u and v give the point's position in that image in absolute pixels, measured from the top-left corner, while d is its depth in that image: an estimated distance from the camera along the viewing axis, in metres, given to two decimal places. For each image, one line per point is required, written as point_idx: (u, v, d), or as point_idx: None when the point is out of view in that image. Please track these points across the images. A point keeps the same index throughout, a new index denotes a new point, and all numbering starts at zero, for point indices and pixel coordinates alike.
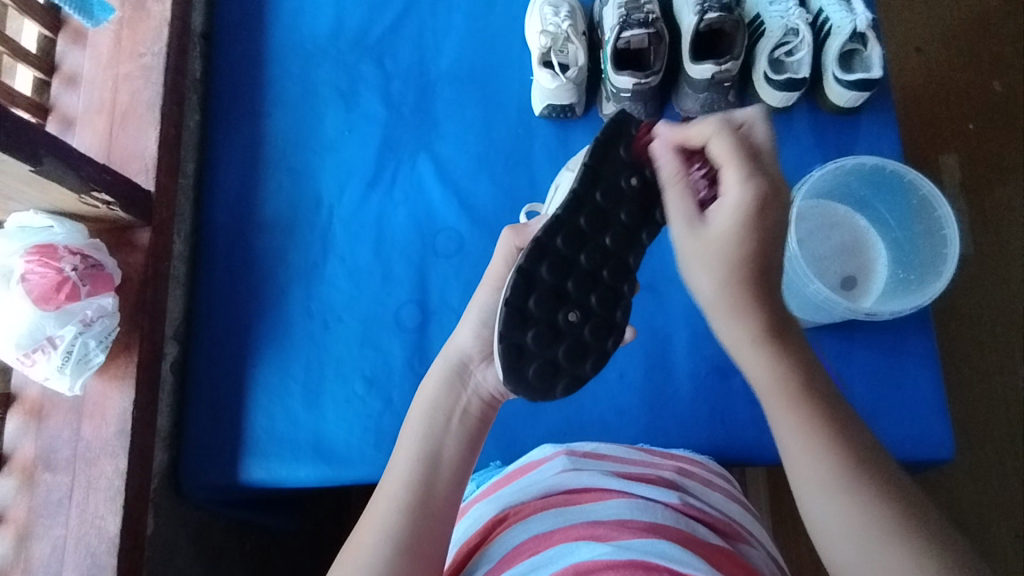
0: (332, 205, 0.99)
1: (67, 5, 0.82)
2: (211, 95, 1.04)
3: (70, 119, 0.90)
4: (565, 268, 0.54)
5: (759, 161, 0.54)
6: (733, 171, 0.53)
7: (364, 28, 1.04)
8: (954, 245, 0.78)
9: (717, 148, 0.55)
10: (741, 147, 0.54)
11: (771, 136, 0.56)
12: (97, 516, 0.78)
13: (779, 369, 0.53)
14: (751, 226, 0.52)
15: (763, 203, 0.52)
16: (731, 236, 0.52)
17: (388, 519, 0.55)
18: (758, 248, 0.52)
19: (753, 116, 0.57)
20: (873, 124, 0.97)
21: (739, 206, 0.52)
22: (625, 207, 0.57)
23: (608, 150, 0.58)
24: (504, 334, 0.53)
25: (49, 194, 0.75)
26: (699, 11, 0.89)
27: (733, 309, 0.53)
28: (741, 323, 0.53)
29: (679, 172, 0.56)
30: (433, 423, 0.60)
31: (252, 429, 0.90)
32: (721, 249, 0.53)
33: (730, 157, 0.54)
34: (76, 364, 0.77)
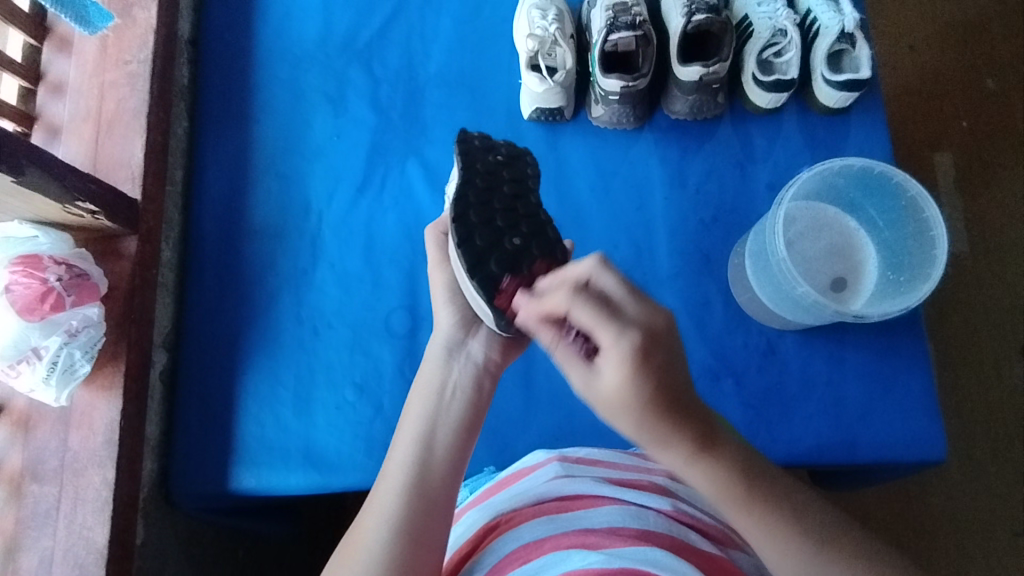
0: (320, 212, 0.98)
1: (64, 13, 0.84)
2: (199, 101, 1.03)
3: (56, 127, 0.90)
4: (487, 212, 0.58)
5: (620, 315, 0.48)
6: (604, 332, 0.47)
7: (352, 32, 1.04)
8: (945, 247, 0.78)
9: (578, 315, 0.48)
10: (600, 309, 0.48)
11: (622, 283, 0.49)
12: (85, 527, 0.77)
13: (715, 477, 0.51)
14: (640, 381, 0.47)
15: (646, 352, 0.47)
16: (624, 393, 0.47)
17: (387, 507, 0.55)
18: (659, 390, 0.47)
19: (593, 270, 0.50)
20: (863, 125, 0.97)
21: (621, 363, 0.47)
22: (505, 174, 0.61)
23: (468, 147, 0.62)
24: (472, 273, 0.57)
25: (33, 205, 0.75)
26: (687, 12, 0.88)
27: (655, 442, 0.50)
28: (666, 453, 0.51)
29: (556, 338, 0.51)
30: (427, 406, 0.59)
31: (242, 437, 0.90)
32: (622, 405, 0.48)
33: (595, 318, 0.48)
34: (61, 375, 0.76)
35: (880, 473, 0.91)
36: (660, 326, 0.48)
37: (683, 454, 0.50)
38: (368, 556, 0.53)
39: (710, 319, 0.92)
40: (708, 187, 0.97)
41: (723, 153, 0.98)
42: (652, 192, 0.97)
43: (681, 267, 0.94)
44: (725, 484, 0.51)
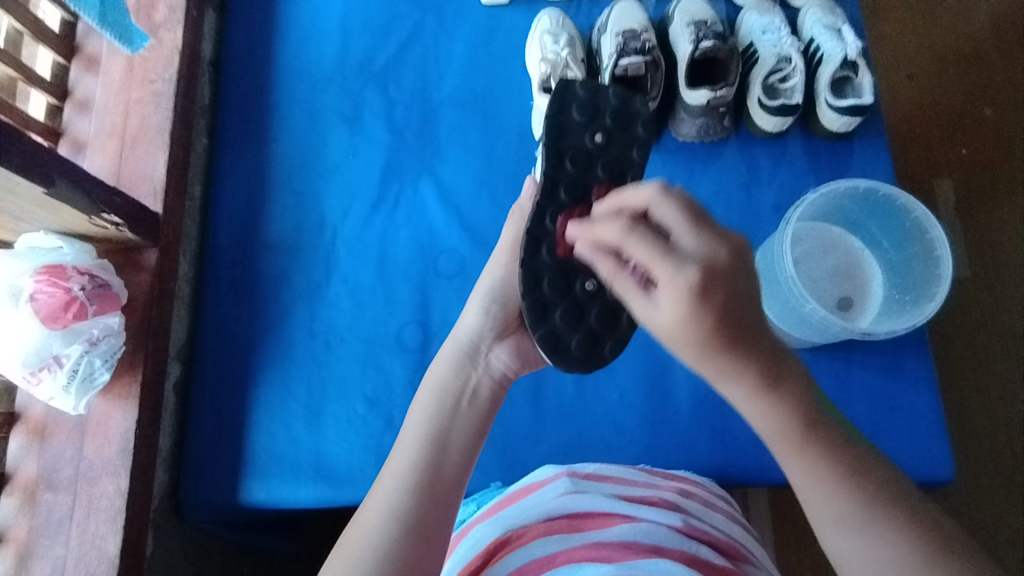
0: (335, 228, 1.00)
1: (110, 32, 0.83)
2: (218, 120, 1.06)
3: (81, 143, 0.92)
4: (564, 217, 0.61)
5: (677, 251, 0.46)
6: (661, 266, 0.46)
7: (369, 55, 1.07)
8: (948, 266, 0.80)
9: (635, 251, 0.48)
10: (656, 243, 0.47)
11: (680, 212, 0.48)
12: (97, 536, 0.78)
13: (780, 414, 0.49)
14: (700, 311, 0.44)
15: (708, 286, 0.44)
16: (685, 322, 0.45)
17: (394, 500, 0.53)
18: (725, 318, 0.44)
19: (653, 198, 0.50)
20: (866, 150, 0.99)
21: (677, 296, 0.45)
22: (599, 161, 0.63)
23: (562, 116, 0.64)
24: (534, 326, 0.59)
25: (60, 216, 0.77)
26: (694, 40, 0.93)
27: (721, 373, 0.47)
28: (729, 384, 0.48)
29: (616, 269, 0.52)
30: (441, 407, 0.58)
31: (253, 450, 0.90)
32: (681, 336, 0.46)
33: (650, 255, 0.47)
34: (80, 383, 0.78)
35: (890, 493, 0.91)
36: (720, 260, 0.45)
37: (751, 385, 0.47)
38: (372, 549, 0.51)
39: None
40: (715, 208, 0.99)
41: (730, 174, 1.00)
42: None
43: None
44: (784, 423, 0.49)
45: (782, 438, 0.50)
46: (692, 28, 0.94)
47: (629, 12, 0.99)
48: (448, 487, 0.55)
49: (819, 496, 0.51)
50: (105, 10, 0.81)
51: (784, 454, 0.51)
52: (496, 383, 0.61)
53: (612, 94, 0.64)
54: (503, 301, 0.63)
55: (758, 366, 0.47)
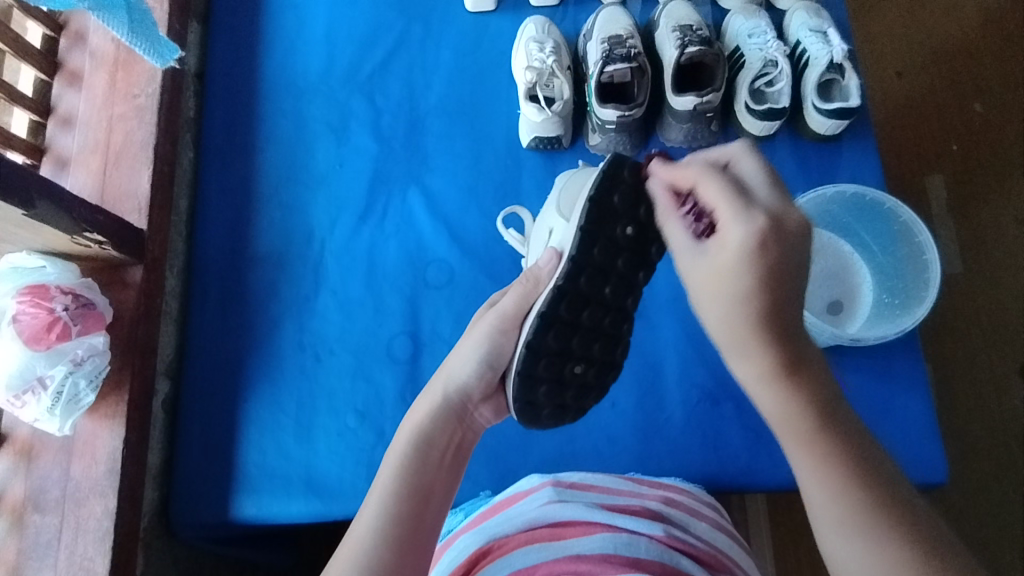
0: (323, 239, 1.00)
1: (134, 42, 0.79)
2: (203, 133, 1.05)
3: (64, 159, 0.92)
4: (579, 305, 0.59)
5: (751, 199, 0.50)
6: (727, 210, 0.50)
7: (354, 65, 1.07)
8: (936, 269, 0.81)
9: (706, 190, 0.52)
10: (732, 188, 0.51)
11: (762, 171, 0.52)
12: (86, 557, 0.77)
13: (793, 402, 0.49)
14: (757, 264, 0.48)
15: (766, 241, 0.48)
16: (735, 274, 0.49)
17: (365, 550, 0.51)
18: (774, 285, 0.48)
19: (739, 152, 0.54)
20: (854, 152, 0.99)
21: (740, 244, 0.49)
22: (623, 255, 0.61)
23: (603, 201, 0.60)
24: (518, 399, 0.60)
25: (41, 236, 0.76)
26: (680, 45, 0.92)
27: (737, 347, 0.50)
28: (747, 359, 0.50)
29: (672, 209, 0.57)
30: (425, 456, 0.58)
31: (243, 465, 0.90)
32: (721, 288, 0.50)
33: (721, 197, 0.51)
34: (65, 405, 0.77)
35: None
36: (791, 219, 0.49)
37: (770, 368, 0.49)
38: None
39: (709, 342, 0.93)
40: None
41: None
42: None
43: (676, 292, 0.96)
44: (794, 407, 0.49)
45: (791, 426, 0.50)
46: (677, 33, 0.94)
47: (613, 19, 0.99)
48: (423, 542, 0.54)
49: (820, 498, 0.49)
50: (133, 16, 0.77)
51: (791, 447, 0.50)
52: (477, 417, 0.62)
53: None
54: (497, 366, 0.62)
55: (777, 350, 0.49)
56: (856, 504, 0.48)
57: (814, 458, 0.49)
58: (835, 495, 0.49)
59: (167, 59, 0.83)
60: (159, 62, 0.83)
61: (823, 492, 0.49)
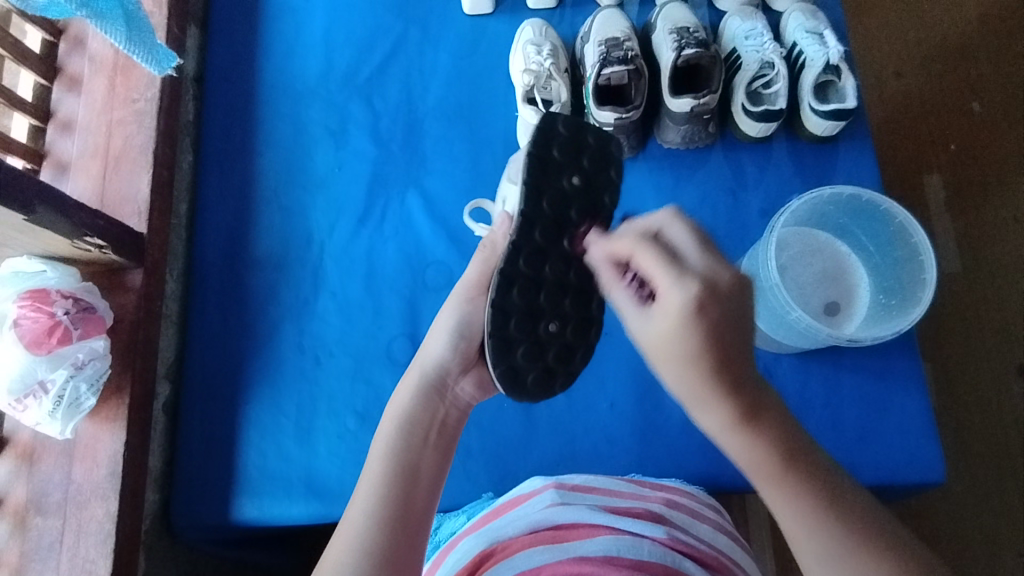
0: (322, 242, 1.00)
1: (132, 50, 0.79)
2: (203, 136, 1.06)
3: (64, 164, 0.92)
4: (540, 260, 0.61)
5: (682, 265, 0.51)
6: (664, 276, 0.51)
7: (352, 68, 1.07)
8: (933, 270, 0.81)
9: (642, 258, 0.53)
10: (665, 255, 0.51)
11: (691, 235, 0.53)
12: (87, 560, 0.78)
13: (758, 447, 0.49)
14: (693, 327, 0.48)
15: (703, 301, 0.48)
16: (676, 335, 0.49)
17: (360, 534, 0.51)
18: (712, 344, 0.48)
19: (666, 219, 0.55)
20: (851, 153, 0.99)
21: (677, 306, 0.49)
22: (576, 204, 0.63)
23: (544, 153, 0.62)
24: (497, 363, 0.61)
25: (42, 240, 0.76)
26: (676, 47, 0.93)
27: (697, 402, 0.49)
28: (708, 412, 0.49)
29: (615, 279, 0.57)
30: (412, 439, 0.58)
31: (245, 468, 0.90)
32: (668, 348, 0.50)
33: (657, 265, 0.52)
34: (66, 408, 0.77)
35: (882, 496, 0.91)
36: (722, 280, 0.50)
37: (727, 419, 0.49)
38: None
39: None
40: (701, 215, 0.99)
41: (715, 180, 1.01)
42: None
43: None
44: (763, 454, 0.49)
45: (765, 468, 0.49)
46: (674, 35, 0.94)
47: (611, 21, 0.99)
48: (416, 523, 0.54)
49: (805, 541, 0.48)
50: (130, 23, 0.77)
51: (764, 485, 0.49)
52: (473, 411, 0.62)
53: (591, 135, 0.65)
54: (469, 335, 0.64)
55: (732, 402, 0.48)
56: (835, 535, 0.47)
57: (790, 499, 0.48)
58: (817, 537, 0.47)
59: (165, 67, 0.83)
60: (157, 71, 0.83)
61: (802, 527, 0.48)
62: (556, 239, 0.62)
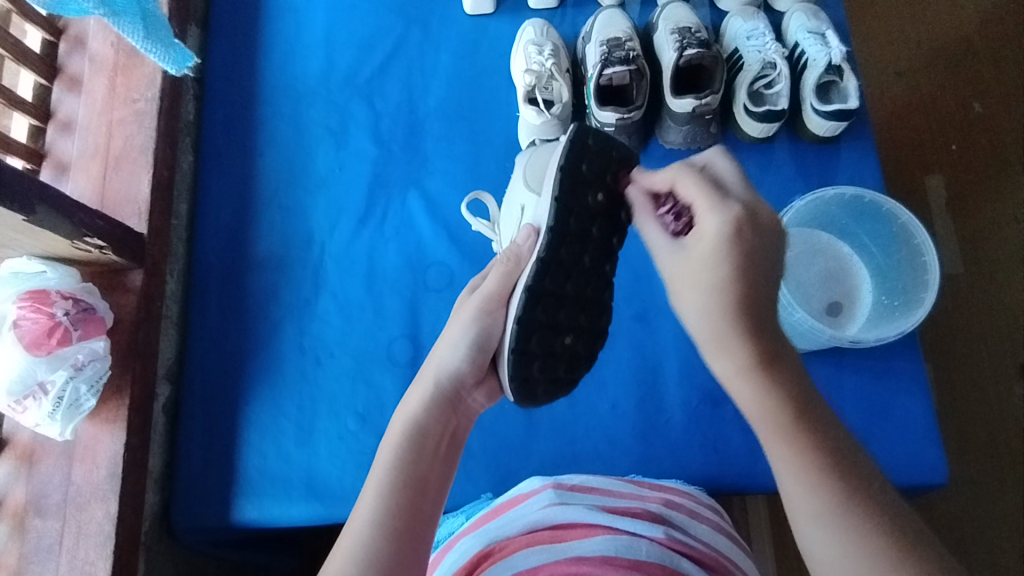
0: (322, 242, 1.00)
1: (146, 46, 0.79)
2: (203, 137, 1.06)
3: (64, 164, 0.92)
4: (562, 275, 0.61)
5: (725, 192, 0.55)
6: (705, 203, 0.55)
7: (353, 68, 1.07)
8: (936, 271, 0.80)
9: (685, 187, 0.56)
10: (708, 184, 0.55)
11: (736, 171, 0.57)
12: (87, 562, 0.77)
13: (770, 396, 0.51)
14: (734, 249, 0.52)
15: (742, 227, 0.53)
16: (714, 261, 0.53)
17: (365, 545, 0.51)
18: (750, 270, 0.52)
19: (715, 155, 0.58)
20: (853, 153, 0.99)
21: (720, 231, 0.53)
22: (596, 221, 0.63)
23: (574, 169, 0.62)
24: (514, 375, 0.60)
25: (42, 241, 0.76)
26: (678, 47, 0.93)
27: (716, 341, 0.53)
28: (725, 355, 0.52)
29: (650, 211, 0.61)
30: (418, 447, 0.57)
31: (244, 469, 0.90)
32: (700, 272, 0.54)
33: (699, 193, 0.55)
34: (66, 409, 0.77)
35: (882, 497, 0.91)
36: (764, 211, 0.54)
37: (747, 362, 0.51)
38: None
39: None
40: None
41: None
42: None
43: None
44: (773, 408, 0.51)
45: (770, 421, 0.51)
46: (676, 35, 0.94)
47: (612, 21, 0.99)
48: (422, 533, 0.53)
49: (803, 499, 0.49)
50: (148, 23, 0.78)
51: (769, 440, 0.51)
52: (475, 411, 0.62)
53: (618, 153, 0.65)
54: (487, 348, 0.62)
55: (753, 345, 0.51)
56: (836, 494, 0.48)
57: (792, 447, 0.50)
58: (814, 488, 0.49)
59: (183, 66, 0.84)
60: (174, 70, 0.83)
61: (800, 484, 0.49)
62: (579, 254, 0.62)
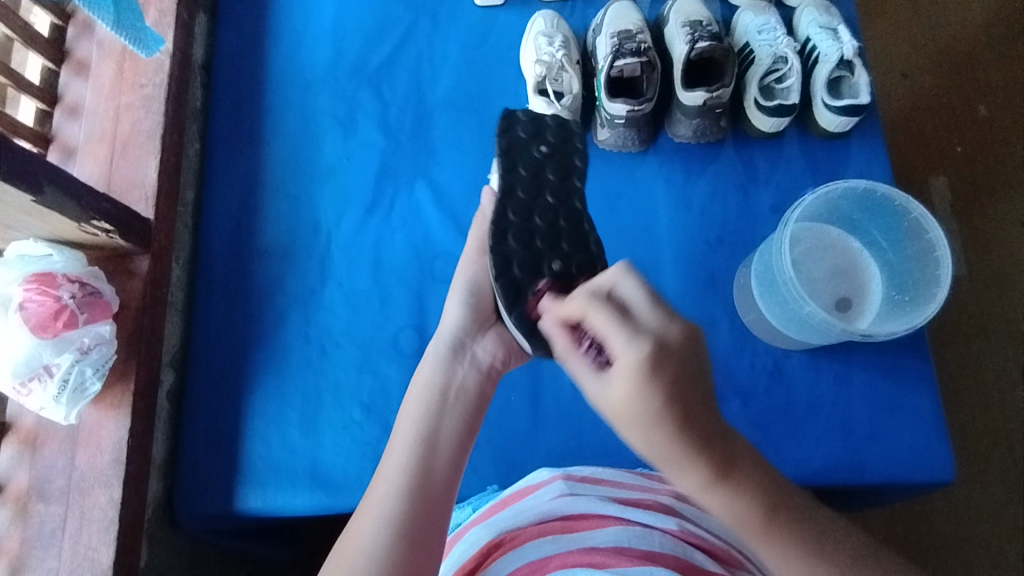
0: (329, 232, 0.99)
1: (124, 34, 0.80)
2: (210, 124, 1.05)
3: (71, 148, 0.91)
4: (526, 208, 0.64)
5: (635, 324, 0.47)
6: (617, 338, 0.47)
7: (362, 58, 1.06)
8: (947, 268, 0.80)
9: (594, 322, 0.49)
10: (615, 315, 0.48)
11: (644, 291, 0.49)
12: (90, 548, 0.77)
13: (737, 504, 0.47)
14: (649, 389, 0.45)
15: (657, 364, 0.45)
16: (636, 404, 0.46)
17: (384, 507, 0.52)
18: (676, 400, 0.45)
19: (618, 276, 0.51)
20: (863, 149, 0.99)
21: (629, 372, 0.46)
22: (547, 169, 0.66)
23: (510, 133, 0.67)
24: (511, 309, 0.61)
25: (49, 223, 0.75)
26: (690, 40, 0.92)
27: (670, 466, 0.47)
28: (684, 475, 0.47)
29: (570, 348, 0.53)
30: (429, 407, 0.58)
31: (249, 457, 0.89)
32: (629, 415, 0.46)
33: (609, 325, 0.48)
34: (71, 393, 0.77)
35: (888, 495, 0.90)
36: (674, 336, 0.47)
37: (698, 480, 0.47)
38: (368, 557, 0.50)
39: (716, 340, 0.93)
40: (712, 210, 0.99)
41: (727, 175, 1.00)
42: (657, 213, 0.99)
43: (687, 290, 0.95)
44: (744, 510, 0.47)
45: (747, 526, 0.48)
46: (687, 28, 0.94)
47: (623, 13, 0.98)
48: (436, 497, 0.54)
49: None
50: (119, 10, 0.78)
51: (752, 542, 0.49)
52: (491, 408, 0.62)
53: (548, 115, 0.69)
54: (478, 293, 0.66)
55: (704, 464, 0.46)
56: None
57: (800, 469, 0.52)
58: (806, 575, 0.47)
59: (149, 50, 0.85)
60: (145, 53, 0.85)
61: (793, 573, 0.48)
62: (540, 188, 0.65)
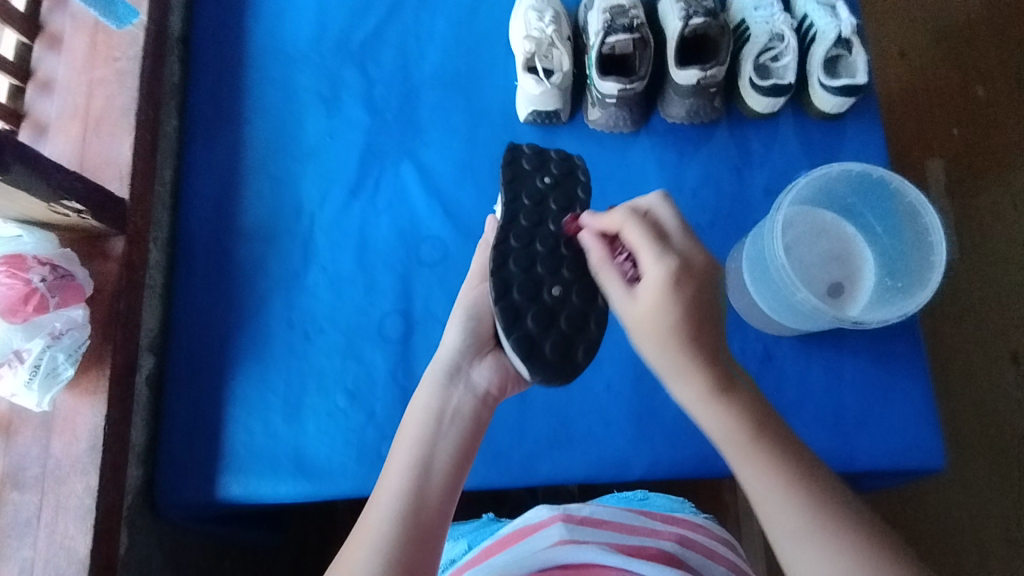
0: (312, 214, 0.97)
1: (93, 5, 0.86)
2: (189, 101, 1.01)
3: (42, 125, 0.88)
4: (528, 234, 0.63)
5: (668, 243, 0.56)
6: (648, 253, 0.55)
7: (345, 32, 1.03)
8: (941, 253, 0.78)
9: (631, 234, 0.56)
10: (652, 232, 0.56)
11: (676, 217, 0.58)
12: (66, 536, 0.75)
13: (731, 417, 0.53)
14: (673, 300, 0.54)
15: (680, 278, 0.54)
16: (658, 314, 0.54)
17: (377, 535, 0.51)
18: (694, 315, 0.54)
19: (655, 202, 0.59)
20: (859, 131, 0.97)
21: (658, 284, 0.54)
22: (551, 199, 0.65)
23: (514, 165, 0.67)
24: (510, 331, 0.59)
25: (16, 203, 0.73)
26: (684, 15, 0.89)
27: (676, 372, 0.54)
28: (685, 382, 0.54)
29: (605, 258, 0.59)
30: (426, 431, 0.57)
31: (230, 445, 0.88)
32: (653, 326, 0.54)
33: (644, 241, 0.56)
34: (43, 379, 0.74)
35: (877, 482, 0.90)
36: (698, 260, 0.55)
37: (702, 385, 0.54)
38: None
39: None
40: (705, 193, 0.96)
41: (720, 157, 0.98)
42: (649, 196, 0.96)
43: None
44: (733, 424, 0.53)
45: (735, 445, 0.54)
46: (682, 3, 0.89)
47: None
48: (428, 526, 0.52)
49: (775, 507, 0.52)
50: None
51: (737, 459, 0.54)
52: (477, 400, 0.60)
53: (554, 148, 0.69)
54: (478, 316, 0.64)
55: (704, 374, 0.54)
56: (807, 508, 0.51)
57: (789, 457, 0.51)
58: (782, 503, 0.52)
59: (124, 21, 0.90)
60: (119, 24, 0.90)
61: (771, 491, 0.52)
62: (543, 218, 0.64)
